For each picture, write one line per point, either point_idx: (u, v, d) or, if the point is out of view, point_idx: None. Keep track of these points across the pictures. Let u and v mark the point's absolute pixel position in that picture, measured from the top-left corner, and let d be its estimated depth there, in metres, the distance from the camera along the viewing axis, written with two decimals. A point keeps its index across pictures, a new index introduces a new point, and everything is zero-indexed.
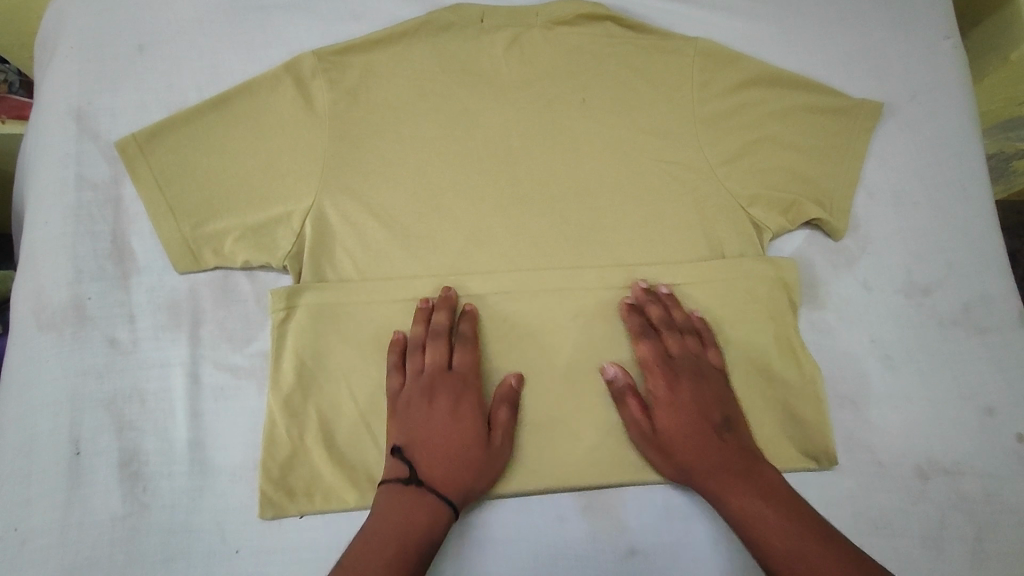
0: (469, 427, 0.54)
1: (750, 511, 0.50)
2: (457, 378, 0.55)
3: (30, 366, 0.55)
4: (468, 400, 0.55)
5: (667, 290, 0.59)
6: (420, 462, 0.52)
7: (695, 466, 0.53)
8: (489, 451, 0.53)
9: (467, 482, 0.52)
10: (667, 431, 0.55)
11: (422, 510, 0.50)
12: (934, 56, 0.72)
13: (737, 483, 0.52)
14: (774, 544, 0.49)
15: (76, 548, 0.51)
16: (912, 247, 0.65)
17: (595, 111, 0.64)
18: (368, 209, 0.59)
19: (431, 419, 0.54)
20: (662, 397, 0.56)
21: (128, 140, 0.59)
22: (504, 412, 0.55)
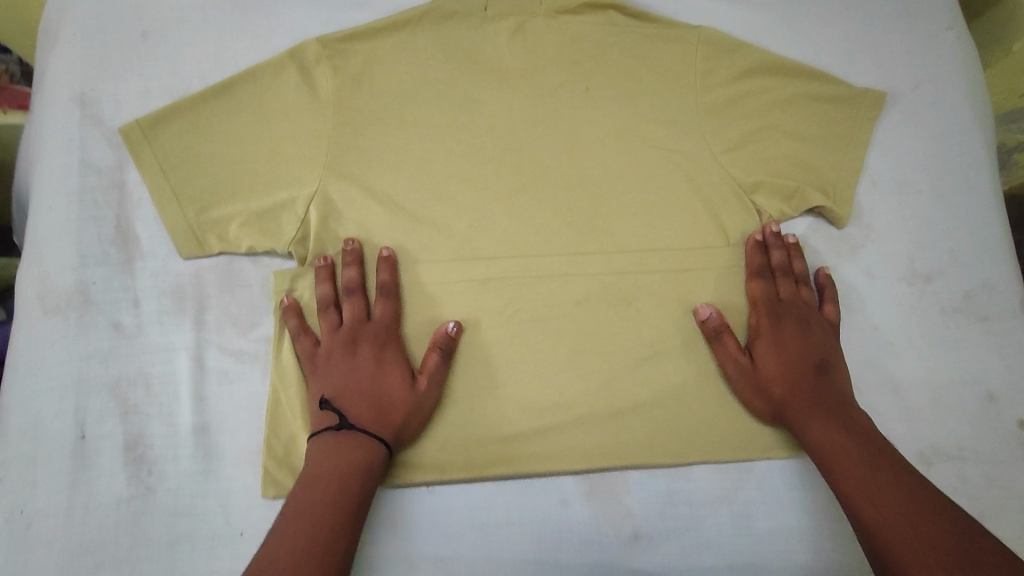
0: (394, 372, 0.54)
1: (839, 446, 0.51)
2: (377, 328, 0.55)
3: (34, 351, 0.55)
4: (389, 345, 0.55)
5: (793, 241, 0.62)
6: (349, 409, 0.52)
7: (792, 399, 0.55)
8: (417, 394, 0.54)
9: (395, 424, 0.52)
10: (766, 365, 0.56)
11: (355, 455, 0.50)
12: (937, 47, 0.72)
13: (830, 420, 0.53)
14: (852, 473, 0.50)
15: (82, 530, 0.51)
16: (914, 234, 0.65)
17: (599, 99, 0.64)
18: (373, 195, 0.59)
19: (356, 368, 0.54)
20: (765, 333, 0.58)
21: (133, 126, 0.59)
22: (435, 358, 0.55)
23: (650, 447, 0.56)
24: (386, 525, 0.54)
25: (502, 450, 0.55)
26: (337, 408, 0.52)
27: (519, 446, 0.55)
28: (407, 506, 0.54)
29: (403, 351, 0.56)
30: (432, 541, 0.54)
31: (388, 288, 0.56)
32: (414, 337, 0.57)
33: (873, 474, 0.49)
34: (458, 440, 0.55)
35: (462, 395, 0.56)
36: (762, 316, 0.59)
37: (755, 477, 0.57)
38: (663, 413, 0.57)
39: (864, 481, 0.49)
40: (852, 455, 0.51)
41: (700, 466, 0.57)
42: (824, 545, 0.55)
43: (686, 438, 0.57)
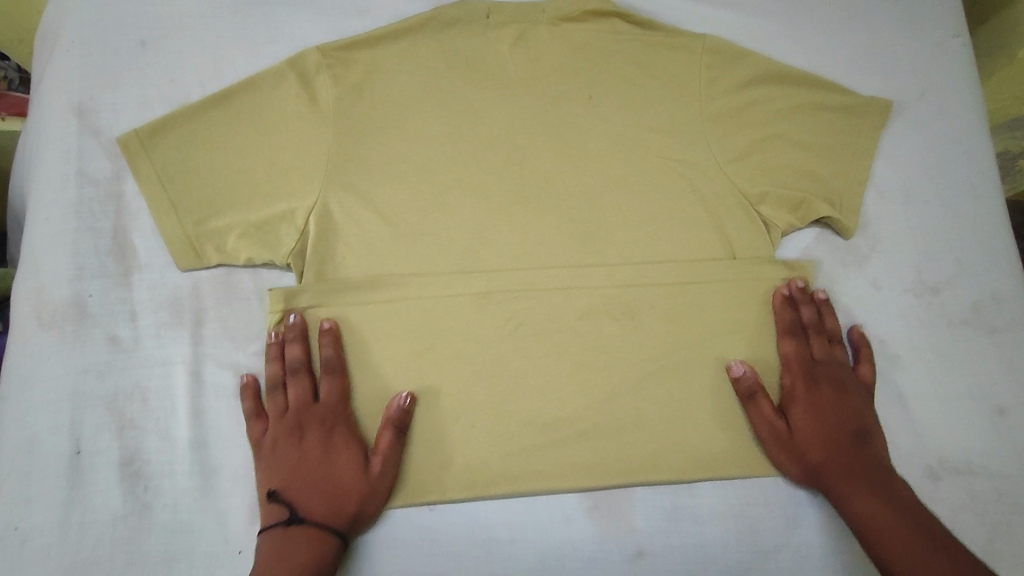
0: (345, 456, 0.53)
1: (883, 520, 0.50)
2: (323, 409, 0.54)
3: (30, 364, 0.54)
4: (338, 429, 0.54)
5: (824, 296, 0.61)
6: (297, 502, 0.51)
7: (829, 465, 0.54)
8: (370, 478, 0.52)
9: (348, 512, 0.51)
10: (802, 430, 0.55)
11: (302, 554, 0.48)
12: (943, 54, 0.71)
13: (872, 490, 0.52)
14: (898, 552, 0.48)
15: (77, 548, 0.50)
16: (921, 245, 0.65)
17: (602, 108, 0.63)
18: (373, 206, 0.58)
19: (303, 458, 0.52)
20: (800, 396, 0.57)
21: (130, 136, 0.58)
22: (387, 435, 0.53)
23: (655, 462, 0.55)
24: (385, 542, 0.53)
25: (504, 466, 0.54)
26: (285, 501, 0.51)
27: (521, 462, 0.55)
28: (408, 524, 0.53)
29: (353, 429, 0.54)
30: (433, 559, 0.53)
31: (333, 366, 0.55)
32: (414, 350, 0.56)
33: (921, 555, 0.47)
34: (459, 456, 0.54)
35: (463, 410, 0.55)
36: (795, 376, 0.57)
37: (762, 493, 0.56)
38: (667, 428, 0.56)
39: (910, 564, 0.47)
40: (897, 529, 0.49)
41: (705, 482, 0.56)
42: (831, 562, 0.54)
43: (691, 453, 0.56)
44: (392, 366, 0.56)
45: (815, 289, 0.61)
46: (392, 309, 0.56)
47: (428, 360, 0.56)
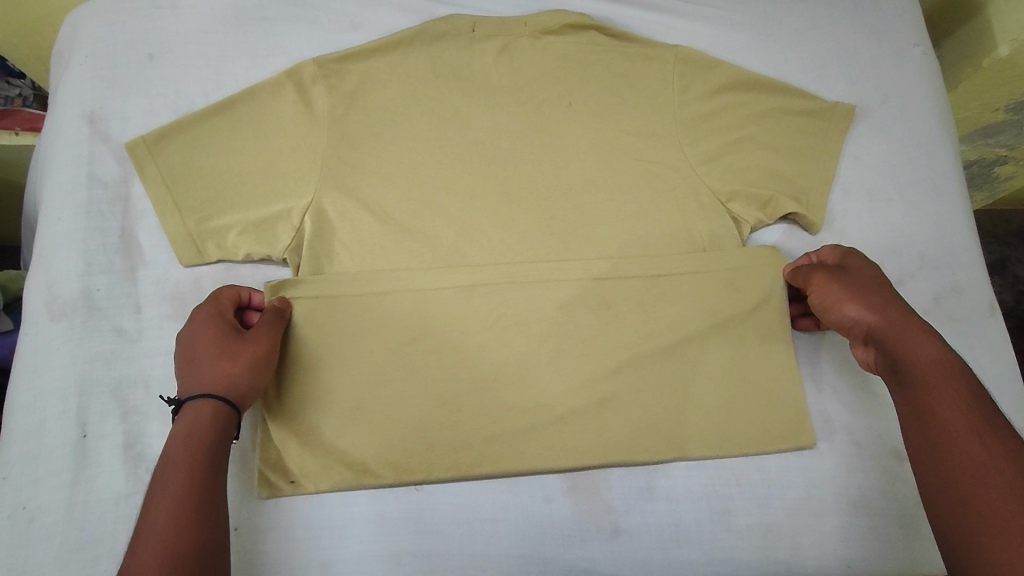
0: (213, 332, 0.54)
1: (938, 363, 0.51)
2: (203, 306, 0.57)
3: (41, 353, 0.58)
4: (211, 312, 0.56)
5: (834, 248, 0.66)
6: (184, 385, 0.53)
7: (887, 315, 0.55)
8: (244, 343, 0.54)
9: (225, 374, 0.52)
10: (864, 280, 0.58)
11: (186, 422, 0.50)
12: (905, 62, 0.75)
13: (933, 343, 0.52)
14: (942, 415, 0.48)
15: (81, 526, 0.53)
16: (886, 240, 0.68)
17: (580, 114, 0.67)
18: (366, 205, 0.62)
19: (189, 344, 0.55)
20: (862, 259, 0.60)
21: (138, 142, 0.62)
22: (264, 315, 0.57)
23: (631, 445, 0.58)
24: (375, 521, 0.56)
25: (488, 448, 0.57)
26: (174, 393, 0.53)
27: (504, 443, 0.57)
28: (395, 503, 0.56)
29: (225, 311, 0.57)
30: (420, 536, 0.55)
31: (229, 292, 0.58)
32: (403, 340, 0.59)
33: (966, 405, 0.48)
34: (445, 438, 0.57)
35: (449, 395, 0.58)
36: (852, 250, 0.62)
37: (733, 474, 0.59)
38: (643, 411, 0.59)
39: (956, 415, 0.48)
40: (945, 377, 0.50)
41: (679, 464, 0.59)
42: (800, 539, 0.57)
43: (667, 435, 0.59)
44: (383, 354, 0.59)
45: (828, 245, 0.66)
46: (381, 301, 0.59)
47: (417, 348, 0.59)
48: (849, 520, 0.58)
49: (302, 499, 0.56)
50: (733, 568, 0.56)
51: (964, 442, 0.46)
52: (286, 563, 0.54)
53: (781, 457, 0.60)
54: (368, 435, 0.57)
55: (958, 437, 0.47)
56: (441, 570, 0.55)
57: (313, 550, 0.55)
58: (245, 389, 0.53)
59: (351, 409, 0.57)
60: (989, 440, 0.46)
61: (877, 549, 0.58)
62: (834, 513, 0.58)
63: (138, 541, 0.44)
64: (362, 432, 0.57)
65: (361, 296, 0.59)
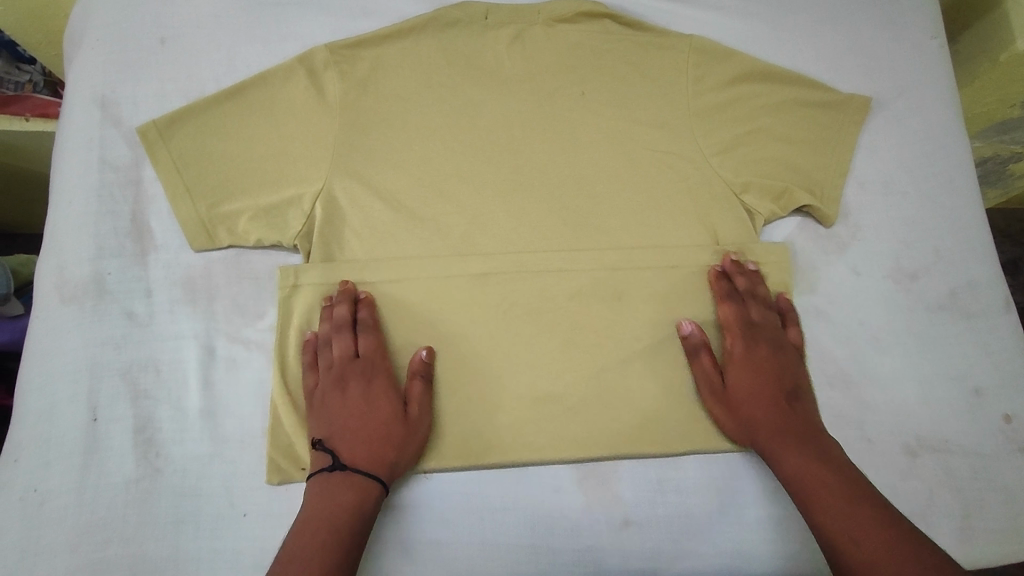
0: (377, 408, 0.55)
1: (807, 470, 0.52)
2: (365, 365, 0.57)
3: (52, 337, 0.58)
4: (377, 381, 0.56)
5: (755, 267, 0.62)
6: (342, 449, 0.54)
7: (757, 426, 0.56)
8: (407, 426, 0.55)
9: (388, 457, 0.53)
10: (738, 388, 0.58)
11: (347, 496, 0.51)
12: (922, 55, 0.74)
13: (799, 445, 0.54)
14: (825, 517, 0.50)
15: (92, 509, 0.53)
16: (900, 234, 0.67)
17: (594, 103, 0.67)
18: (376, 192, 0.61)
19: (347, 406, 0.55)
20: (737, 354, 0.59)
21: (149, 126, 0.62)
22: (417, 385, 0.56)
23: (640, 436, 0.58)
24: (384, 508, 0.56)
25: (497, 437, 0.57)
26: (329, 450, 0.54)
27: (512, 434, 0.57)
28: (405, 491, 0.56)
29: (388, 379, 0.57)
30: (429, 524, 0.55)
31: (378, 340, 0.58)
32: (413, 329, 0.59)
33: (840, 505, 0.50)
34: (455, 427, 0.57)
35: (460, 384, 0.58)
36: (733, 325, 0.60)
37: (744, 467, 0.58)
38: (654, 403, 0.59)
39: (833, 513, 0.50)
40: (829, 488, 0.51)
41: (690, 456, 0.58)
42: (809, 533, 0.57)
43: (677, 426, 0.58)
44: (393, 344, 0.59)
45: (747, 262, 0.63)
46: (392, 290, 0.60)
47: (428, 338, 0.59)
48: None
49: None
50: (742, 561, 0.56)
51: (848, 535, 0.48)
52: None
53: None
54: None
55: (841, 531, 0.49)
56: (448, 559, 0.54)
57: None
58: (399, 471, 0.54)
59: None
60: (869, 533, 0.48)
61: None
62: None
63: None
64: None
65: (372, 285, 0.59)
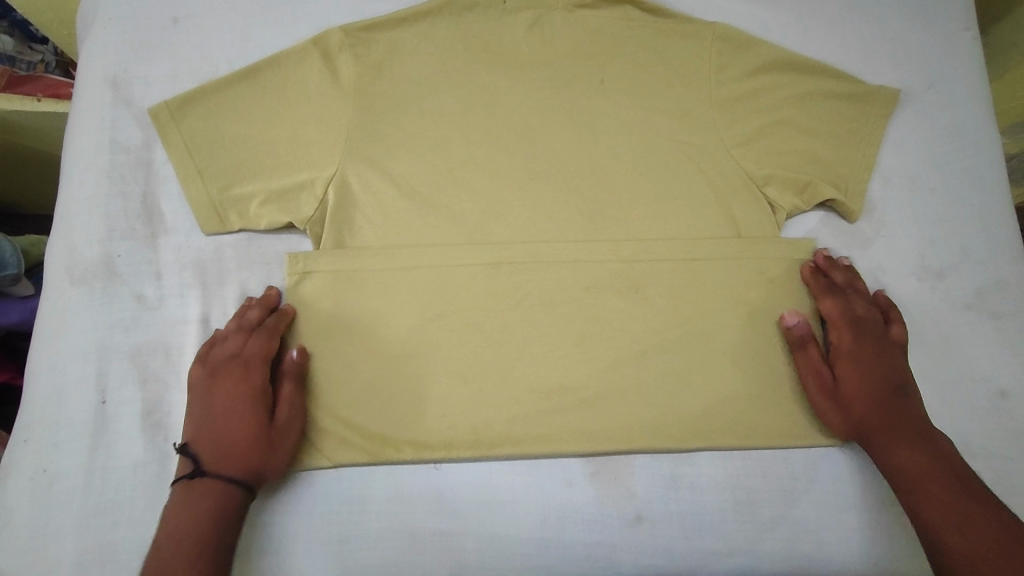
0: (247, 412, 0.52)
1: (918, 468, 0.51)
2: (239, 363, 0.55)
3: (62, 319, 0.57)
4: (248, 381, 0.54)
5: (847, 262, 0.63)
6: (203, 452, 0.51)
7: (866, 420, 0.55)
8: (274, 429, 0.53)
9: (254, 462, 0.51)
10: (848, 383, 0.57)
11: (204, 503, 0.49)
12: (953, 46, 0.72)
13: (910, 443, 0.52)
14: (930, 513, 0.49)
15: (101, 492, 0.53)
16: (926, 231, 0.65)
17: (613, 91, 0.65)
18: (390, 178, 0.60)
19: (215, 407, 0.53)
20: (844, 349, 0.58)
21: (161, 107, 0.61)
22: (286, 386, 0.55)
23: (655, 430, 0.57)
24: (392, 497, 0.55)
25: (509, 429, 0.56)
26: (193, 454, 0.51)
27: (523, 426, 0.56)
28: (415, 481, 0.55)
29: (265, 381, 0.55)
30: (438, 515, 0.54)
31: (264, 341, 0.56)
32: (424, 318, 0.58)
33: (951, 503, 0.49)
34: (466, 418, 0.56)
35: (472, 374, 0.57)
36: (840, 316, 0.59)
37: (760, 465, 0.57)
38: (670, 398, 0.57)
39: (940, 511, 0.49)
40: (934, 478, 0.50)
41: (704, 453, 0.57)
42: (826, 534, 0.55)
43: (693, 422, 0.57)
44: (402, 333, 0.58)
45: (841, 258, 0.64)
46: (403, 278, 0.58)
47: (439, 327, 0.58)
48: (878, 517, 0.56)
49: (320, 473, 0.55)
50: (756, 561, 0.55)
51: (955, 532, 0.47)
52: (303, 538, 0.53)
53: (811, 451, 0.58)
54: (387, 411, 0.56)
55: (945, 525, 0.48)
56: (458, 551, 0.54)
57: (327, 526, 0.54)
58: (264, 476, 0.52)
59: (370, 385, 0.57)
60: (983, 533, 0.46)
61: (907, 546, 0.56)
62: (865, 508, 0.57)
63: None
64: (382, 408, 0.56)
65: (383, 272, 0.58)
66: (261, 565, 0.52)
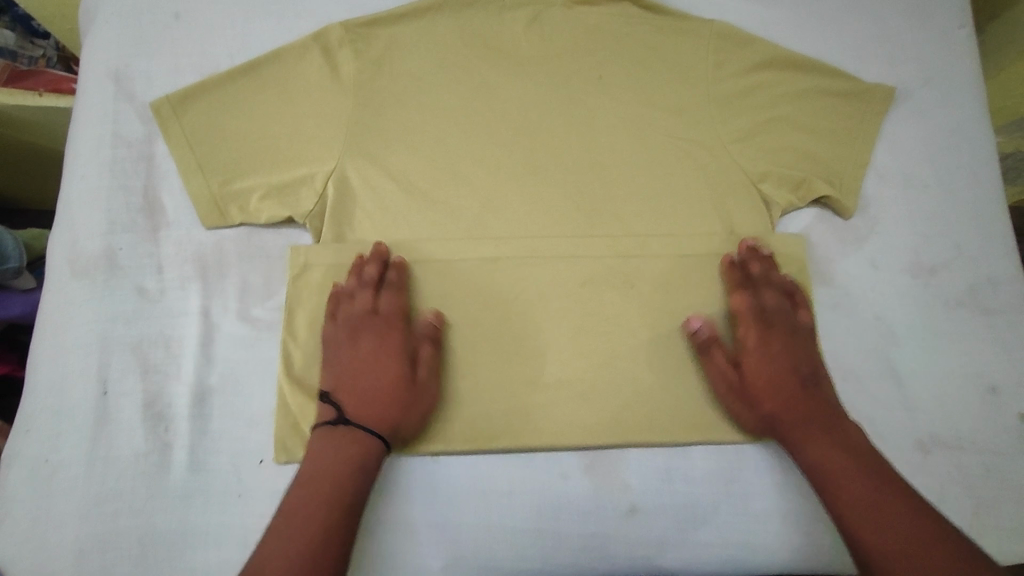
0: (389, 368, 0.56)
1: (831, 466, 0.52)
2: (381, 322, 0.57)
3: (64, 311, 0.58)
4: (389, 339, 0.57)
5: (769, 251, 0.61)
6: (347, 403, 0.55)
7: (780, 418, 0.55)
8: (415, 387, 0.55)
9: (392, 415, 0.54)
10: (755, 381, 0.57)
11: (350, 452, 0.52)
12: (949, 44, 0.73)
13: (824, 442, 0.53)
14: (845, 509, 0.50)
15: (101, 482, 0.53)
16: (920, 228, 0.66)
17: (611, 88, 0.66)
18: (389, 172, 0.61)
19: (355, 362, 0.56)
20: (750, 347, 0.58)
21: (162, 102, 0.61)
22: (426, 348, 0.57)
23: (651, 423, 0.57)
24: (389, 488, 0.56)
25: (505, 422, 0.57)
26: (336, 404, 0.55)
27: (520, 419, 0.57)
28: (412, 472, 0.56)
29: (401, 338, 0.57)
30: (434, 506, 0.55)
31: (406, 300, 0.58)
32: (422, 311, 0.59)
33: (865, 499, 0.50)
34: (464, 411, 0.57)
35: (469, 367, 0.58)
36: (751, 312, 0.59)
37: (753, 459, 0.58)
38: (665, 392, 0.58)
39: (855, 507, 0.50)
40: (851, 481, 0.51)
41: (698, 446, 0.58)
42: (818, 527, 0.56)
43: (687, 415, 0.58)
44: (401, 326, 0.58)
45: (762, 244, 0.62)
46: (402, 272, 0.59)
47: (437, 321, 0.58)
48: None
49: None
50: (749, 553, 0.55)
51: (869, 527, 0.49)
52: None
53: None
54: None
55: (860, 521, 0.49)
56: (455, 542, 0.54)
57: None
58: (400, 430, 0.55)
59: None
60: (895, 528, 0.48)
61: None
62: None
63: (302, 546, 0.48)
64: None
65: (382, 266, 0.59)
66: None
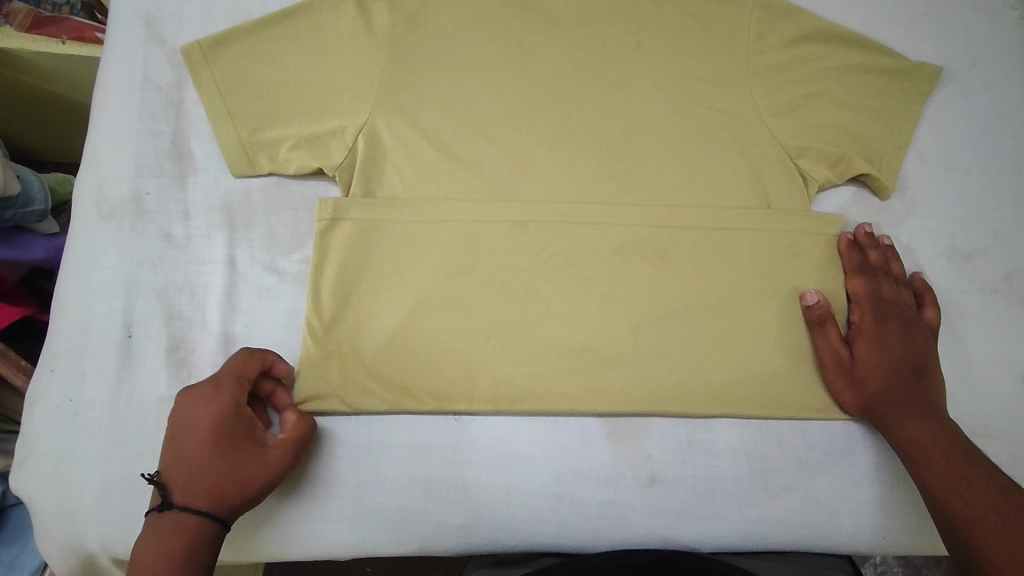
0: (233, 445, 0.49)
1: (926, 438, 0.51)
2: (227, 397, 0.50)
3: (90, 253, 0.58)
4: (237, 413, 0.50)
5: (889, 243, 0.62)
6: (182, 484, 0.47)
7: (881, 395, 0.55)
8: (264, 464, 0.49)
9: (233, 492, 0.48)
10: (864, 361, 0.56)
11: (173, 541, 0.45)
12: (998, 26, 0.70)
13: (923, 418, 0.53)
14: (930, 475, 0.50)
15: (124, 423, 0.53)
16: (958, 213, 0.65)
17: (650, 53, 0.64)
18: (421, 130, 0.60)
19: (195, 438, 0.48)
20: (866, 328, 0.58)
21: (193, 47, 0.60)
22: (290, 425, 0.52)
23: (675, 395, 0.57)
24: (412, 446, 0.55)
25: (529, 386, 0.56)
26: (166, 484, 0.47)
27: (544, 385, 0.56)
28: (435, 431, 0.56)
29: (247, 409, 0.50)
30: (454, 466, 0.55)
31: (254, 362, 0.52)
32: (447, 272, 0.58)
33: (954, 466, 0.49)
34: (488, 373, 0.56)
35: (495, 329, 0.57)
36: (867, 296, 0.59)
37: (777, 434, 0.57)
38: (690, 364, 0.58)
39: (942, 471, 0.49)
40: (942, 451, 0.50)
41: (722, 420, 0.57)
42: (838, 506, 0.56)
43: (712, 388, 0.57)
44: (426, 285, 0.58)
45: (881, 236, 0.63)
46: (431, 231, 0.58)
47: (463, 282, 0.58)
48: (891, 491, 0.57)
49: (340, 418, 0.56)
50: (766, 528, 0.55)
51: (959, 491, 0.48)
52: (323, 479, 0.54)
53: (827, 424, 0.58)
54: (406, 362, 0.56)
55: (949, 487, 0.49)
56: (474, 501, 0.54)
57: (350, 470, 0.54)
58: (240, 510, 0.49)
59: (392, 335, 0.57)
60: (982, 491, 0.47)
61: (917, 521, 0.57)
62: (879, 483, 0.57)
63: None
64: (406, 359, 0.56)
65: (411, 224, 0.58)
66: (285, 504, 0.54)
